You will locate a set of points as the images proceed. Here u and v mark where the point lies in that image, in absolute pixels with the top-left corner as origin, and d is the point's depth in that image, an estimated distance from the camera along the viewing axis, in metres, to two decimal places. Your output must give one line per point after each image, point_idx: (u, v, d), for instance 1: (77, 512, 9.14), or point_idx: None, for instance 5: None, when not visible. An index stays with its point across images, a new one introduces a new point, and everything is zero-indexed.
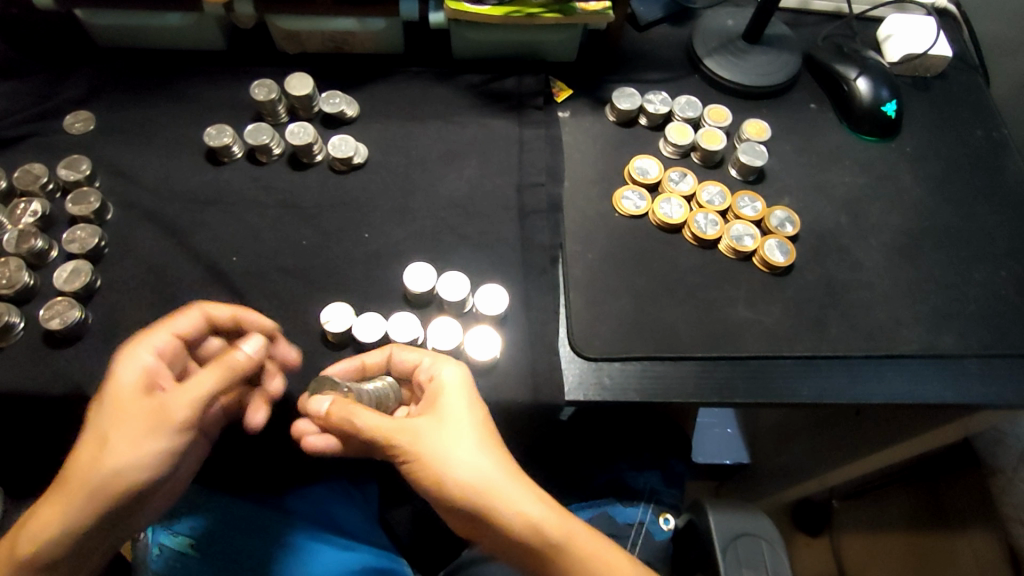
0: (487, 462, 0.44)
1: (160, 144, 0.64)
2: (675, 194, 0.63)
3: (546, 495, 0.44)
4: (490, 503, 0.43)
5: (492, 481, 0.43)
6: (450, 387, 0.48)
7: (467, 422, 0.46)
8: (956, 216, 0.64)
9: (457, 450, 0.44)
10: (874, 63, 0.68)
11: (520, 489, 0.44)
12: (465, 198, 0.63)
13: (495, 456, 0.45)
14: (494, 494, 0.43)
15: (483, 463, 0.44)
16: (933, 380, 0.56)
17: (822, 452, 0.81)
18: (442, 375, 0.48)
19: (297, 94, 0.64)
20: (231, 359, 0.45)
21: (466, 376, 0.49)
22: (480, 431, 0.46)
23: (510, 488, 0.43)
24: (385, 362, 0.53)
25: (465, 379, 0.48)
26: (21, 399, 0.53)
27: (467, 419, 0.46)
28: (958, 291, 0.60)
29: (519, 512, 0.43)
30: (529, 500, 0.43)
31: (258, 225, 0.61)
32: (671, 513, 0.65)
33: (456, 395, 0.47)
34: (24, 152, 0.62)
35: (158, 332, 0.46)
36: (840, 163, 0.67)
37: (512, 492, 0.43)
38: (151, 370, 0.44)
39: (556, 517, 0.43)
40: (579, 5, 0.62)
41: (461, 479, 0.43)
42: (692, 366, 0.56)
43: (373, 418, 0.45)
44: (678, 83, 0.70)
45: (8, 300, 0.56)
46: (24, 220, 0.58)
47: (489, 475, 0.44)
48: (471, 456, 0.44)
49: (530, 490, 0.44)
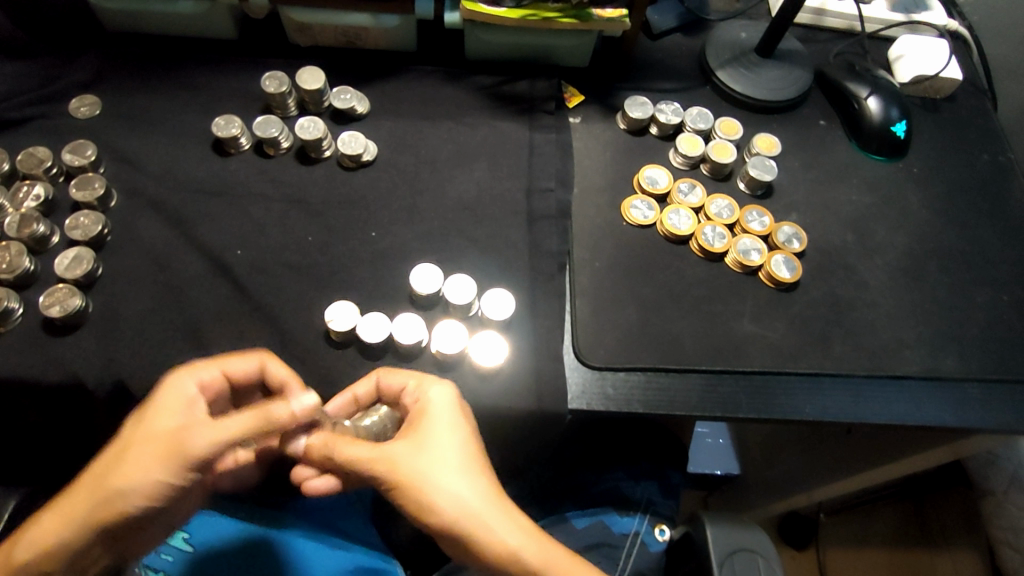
0: (470, 490, 0.45)
1: (167, 132, 0.63)
2: (684, 206, 0.63)
3: (528, 523, 0.45)
4: (474, 532, 0.44)
5: (474, 509, 0.44)
6: (434, 410, 0.47)
7: (451, 447, 0.46)
8: (960, 239, 0.65)
9: (441, 478, 0.45)
10: (885, 82, 0.68)
11: (502, 517, 0.44)
12: (474, 201, 0.62)
13: (479, 482, 0.45)
14: (478, 522, 0.44)
15: (466, 491, 0.45)
16: (933, 402, 0.57)
17: (814, 467, 0.81)
18: (427, 397, 0.48)
19: (308, 88, 0.63)
20: (271, 411, 0.45)
21: (452, 396, 0.48)
22: (465, 456, 0.46)
23: (493, 516, 0.44)
24: (374, 390, 0.52)
25: (450, 399, 0.48)
26: (17, 385, 0.52)
27: (449, 444, 0.46)
28: (960, 315, 0.61)
29: (500, 542, 0.44)
30: (511, 530, 0.44)
31: (264, 218, 0.60)
32: (667, 525, 0.66)
33: (440, 418, 0.47)
34: (28, 134, 0.62)
35: (208, 366, 0.48)
36: (848, 181, 0.67)
37: (495, 520, 0.44)
38: (189, 401, 0.46)
39: (535, 544, 0.44)
40: (595, 12, 0.62)
41: (443, 508, 0.44)
42: (696, 379, 0.56)
43: (357, 448, 0.46)
44: (690, 94, 0.70)
45: (7, 284, 0.55)
46: (27, 204, 0.58)
47: (471, 503, 0.44)
48: (453, 485, 0.45)
49: (513, 517, 0.45)
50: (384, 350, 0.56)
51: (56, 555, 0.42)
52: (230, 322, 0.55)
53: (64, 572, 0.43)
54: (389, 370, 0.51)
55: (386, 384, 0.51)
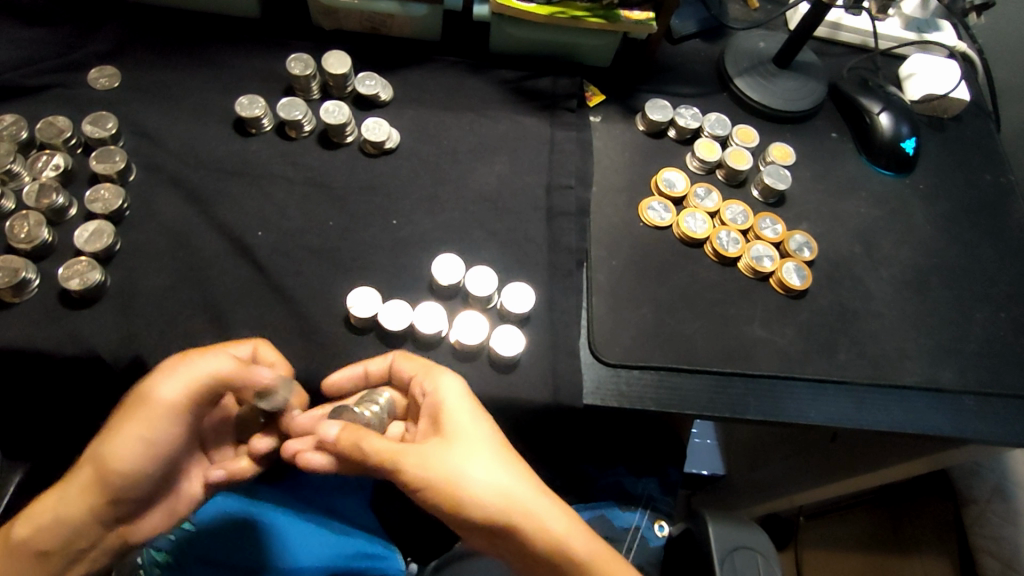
0: (505, 479, 0.44)
1: (188, 108, 0.63)
2: (700, 210, 0.64)
3: (567, 509, 0.45)
4: (515, 517, 0.43)
5: (515, 497, 0.43)
6: (453, 400, 0.47)
7: (479, 437, 0.46)
8: (961, 256, 0.67)
9: (472, 463, 0.44)
10: (895, 99, 0.70)
11: (541, 500, 0.44)
12: (495, 194, 0.63)
13: (511, 470, 0.45)
14: (514, 507, 0.43)
15: (499, 477, 0.44)
16: (930, 413, 0.59)
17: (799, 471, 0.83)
18: (441, 391, 0.48)
19: (333, 72, 0.63)
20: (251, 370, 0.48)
21: (463, 389, 0.48)
22: (492, 444, 0.46)
23: (533, 501, 0.44)
24: (387, 369, 0.52)
25: (466, 391, 0.48)
26: (32, 357, 0.52)
27: (476, 436, 0.46)
28: (960, 329, 0.63)
29: (544, 526, 0.43)
30: (555, 513, 0.44)
31: (286, 201, 0.60)
32: (666, 521, 0.68)
33: (458, 412, 0.47)
34: (47, 103, 0.61)
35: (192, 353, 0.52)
36: (857, 194, 0.68)
37: (533, 505, 0.44)
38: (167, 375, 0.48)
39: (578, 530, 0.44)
40: (624, 13, 0.62)
41: (480, 497, 0.43)
42: (708, 380, 0.57)
43: (379, 440, 0.45)
44: (708, 99, 0.71)
45: (24, 255, 0.54)
46: (46, 173, 0.57)
47: (510, 491, 0.44)
48: (488, 475, 0.44)
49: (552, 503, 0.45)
50: (403, 338, 0.56)
51: (52, 542, 0.44)
52: (249, 303, 0.55)
53: (62, 550, 0.44)
54: (402, 360, 0.51)
55: (399, 368, 0.51)
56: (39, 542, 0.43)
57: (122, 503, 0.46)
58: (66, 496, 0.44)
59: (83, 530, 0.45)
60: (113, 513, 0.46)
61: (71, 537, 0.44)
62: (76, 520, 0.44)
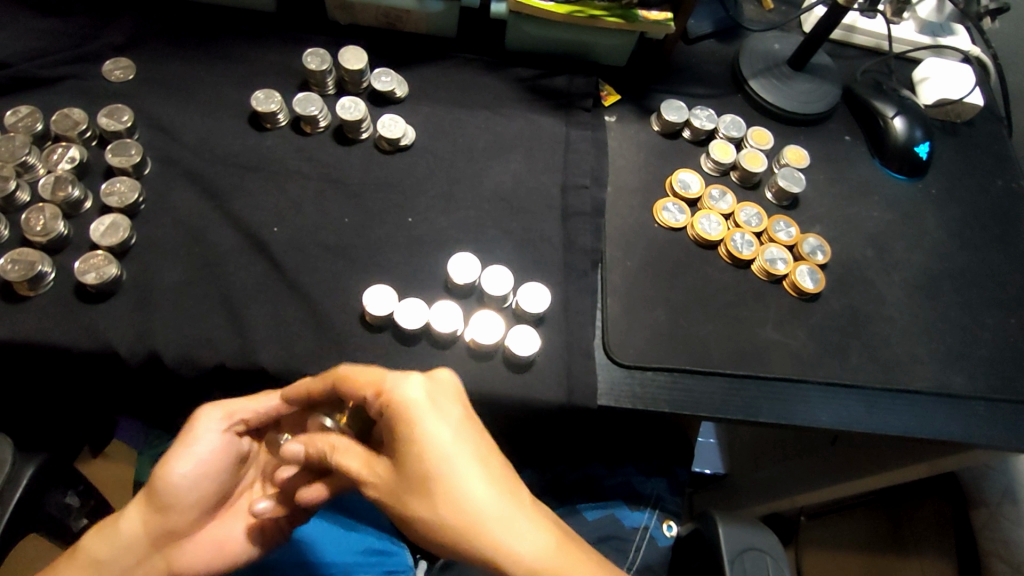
0: (471, 498, 0.39)
1: (203, 102, 0.62)
2: (714, 212, 0.64)
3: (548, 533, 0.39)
4: (478, 545, 0.38)
5: (478, 524, 0.39)
6: (415, 411, 0.41)
7: (445, 449, 0.40)
8: (972, 261, 0.67)
9: (436, 486, 0.40)
10: (909, 103, 0.70)
11: (519, 522, 0.39)
12: (510, 193, 0.63)
13: (478, 487, 0.40)
14: (485, 536, 0.39)
15: (464, 498, 0.39)
16: (941, 417, 0.59)
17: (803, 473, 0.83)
18: (400, 402, 0.42)
19: (350, 68, 0.63)
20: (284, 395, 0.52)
21: (419, 397, 0.42)
22: (460, 453, 0.40)
23: (502, 526, 0.39)
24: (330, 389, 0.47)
25: (431, 393, 0.42)
26: (47, 350, 0.52)
27: (440, 448, 0.40)
28: (971, 335, 0.63)
29: (512, 557, 0.38)
30: (527, 542, 0.38)
31: (301, 197, 0.60)
32: (674, 521, 0.69)
33: (421, 420, 0.41)
34: (62, 95, 0.61)
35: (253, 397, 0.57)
36: (870, 198, 0.68)
37: (504, 532, 0.39)
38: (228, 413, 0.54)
39: (556, 560, 0.38)
40: (641, 13, 0.62)
41: (442, 522, 0.39)
42: (721, 382, 0.57)
43: (350, 458, 0.43)
44: (722, 100, 0.71)
45: (40, 248, 0.54)
46: (62, 166, 0.57)
47: (475, 514, 0.39)
48: (452, 496, 0.39)
49: (530, 523, 0.39)
50: (418, 336, 0.56)
51: (108, 557, 0.48)
52: (265, 299, 0.55)
53: (110, 562, 0.48)
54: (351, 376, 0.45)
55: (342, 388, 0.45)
56: (100, 553, 0.48)
57: (173, 518, 0.50)
58: (124, 517, 0.49)
59: (134, 544, 0.49)
60: (163, 530, 0.50)
61: (122, 550, 0.48)
62: (125, 527, 0.49)
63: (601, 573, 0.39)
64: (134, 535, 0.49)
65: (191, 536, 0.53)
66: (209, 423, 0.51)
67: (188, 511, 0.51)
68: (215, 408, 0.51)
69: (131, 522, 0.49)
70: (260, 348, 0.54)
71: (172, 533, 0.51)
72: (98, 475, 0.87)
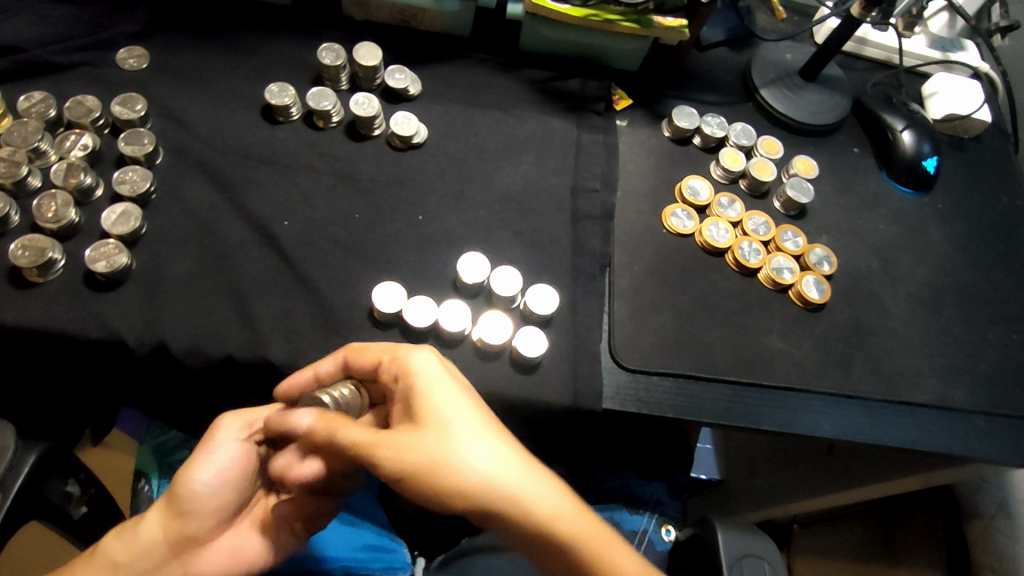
0: (492, 453, 0.40)
1: (216, 93, 0.62)
2: (723, 219, 0.64)
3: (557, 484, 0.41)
4: (503, 495, 0.39)
5: (500, 474, 0.40)
6: (427, 379, 0.44)
7: (461, 410, 0.42)
8: (976, 276, 0.67)
9: (459, 444, 0.40)
10: (918, 117, 0.71)
11: (531, 475, 0.40)
12: (521, 194, 0.63)
13: (500, 443, 0.41)
14: (509, 486, 0.39)
15: (486, 453, 0.40)
16: (940, 430, 0.59)
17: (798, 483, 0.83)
18: (413, 368, 0.44)
19: (364, 64, 0.63)
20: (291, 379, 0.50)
21: (431, 365, 0.45)
22: (475, 414, 0.42)
23: (521, 477, 0.40)
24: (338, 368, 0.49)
25: (441, 363, 0.45)
26: (56, 337, 0.52)
27: (457, 408, 0.42)
28: (973, 349, 0.63)
29: (532, 504, 0.39)
30: (545, 490, 0.40)
31: (312, 192, 0.60)
32: (673, 525, 0.70)
33: (434, 387, 0.43)
34: (75, 82, 0.61)
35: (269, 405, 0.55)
36: (876, 211, 0.69)
37: (523, 483, 0.40)
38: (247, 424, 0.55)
39: (569, 509, 0.40)
40: (656, 19, 0.62)
41: (467, 476, 0.39)
42: (725, 389, 0.58)
43: (355, 429, 0.43)
44: (733, 109, 0.71)
45: (51, 235, 0.54)
46: (74, 153, 0.57)
47: (496, 466, 0.40)
48: (477, 450, 0.40)
49: (543, 478, 0.41)
50: (425, 335, 0.56)
51: (126, 559, 0.48)
52: (274, 292, 0.55)
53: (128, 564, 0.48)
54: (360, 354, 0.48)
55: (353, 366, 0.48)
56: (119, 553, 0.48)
57: (191, 523, 0.50)
58: (144, 521, 0.50)
59: (152, 548, 0.49)
60: (182, 536, 0.50)
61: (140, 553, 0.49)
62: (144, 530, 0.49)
63: (607, 529, 0.41)
64: (153, 539, 0.49)
65: (209, 544, 0.53)
66: (229, 429, 0.52)
67: (206, 518, 0.51)
68: (234, 416, 0.52)
69: (150, 526, 0.49)
70: (268, 340, 0.54)
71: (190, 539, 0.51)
72: (98, 463, 0.87)
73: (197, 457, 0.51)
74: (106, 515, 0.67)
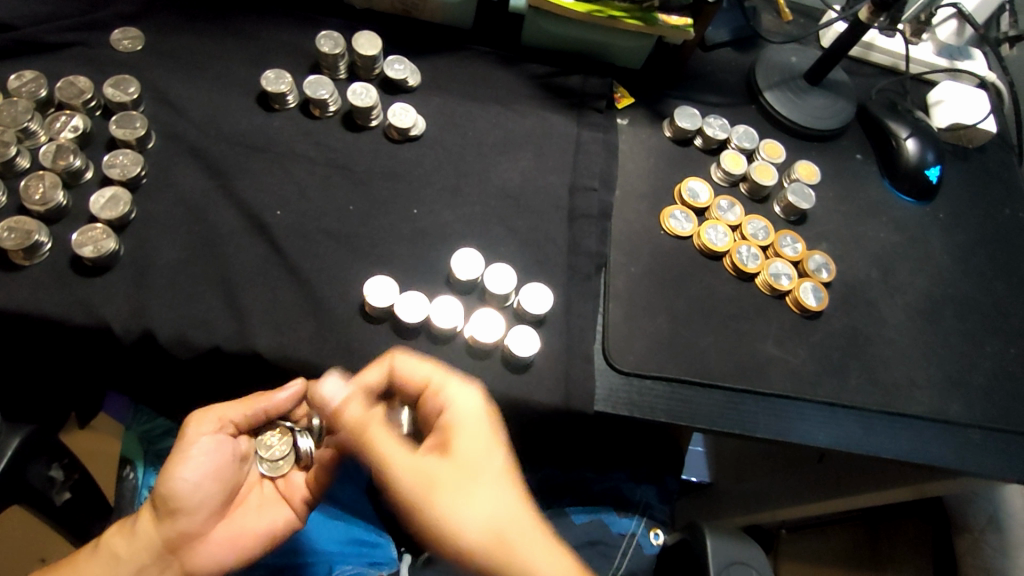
0: (504, 509, 0.43)
1: (211, 78, 0.61)
2: (721, 223, 0.63)
3: (567, 555, 0.42)
4: (506, 556, 0.42)
5: (506, 533, 0.42)
6: (465, 423, 0.45)
7: (486, 461, 0.44)
8: (977, 288, 0.67)
9: (472, 500, 0.43)
10: (923, 125, 0.70)
11: (537, 543, 0.42)
12: (518, 190, 0.62)
13: (515, 501, 0.44)
14: (513, 550, 0.42)
15: (497, 511, 0.43)
16: (935, 443, 0.59)
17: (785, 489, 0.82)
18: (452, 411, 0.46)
19: (363, 53, 0.62)
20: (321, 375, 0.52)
21: (483, 403, 0.47)
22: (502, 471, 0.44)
23: (528, 541, 0.42)
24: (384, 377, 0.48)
25: (482, 407, 0.46)
26: (40, 321, 0.51)
27: (485, 457, 0.44)
28: (970, 362, 0.63)
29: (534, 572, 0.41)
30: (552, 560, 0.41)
31: (306, 181, 0.59)
32: (661, 530, 0.69)
33: (470, 431, 0.45)
34: (68, 62, 0.60)
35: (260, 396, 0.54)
36: (878, 219, 0.68)
37: (527, 546, 0.42)
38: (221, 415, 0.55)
39: None
40: (662, 17, 0.61)
41: (472, 534, 0.42)
42: (719, 395, 0.57)
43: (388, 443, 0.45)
44: (736, 110, 0.70)
45: (37, 217, 0.53)
46: (64, 135, 0.56)
47: (504, 525, 0.42)
48: (490, 509, 0.43)
49: (555, 553, 0.42)
50: (416, 330, 0.55)
51: (125, 554, 0.48)
52: (264, 283, 0.54)
53: (125, 561, 0.48)
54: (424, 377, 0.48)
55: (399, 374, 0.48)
56: (119, 547, 0.49)
57: (181, 519, 0.51)
58: (140, 519, 0.50)
59: (147, 546, 0.49)
60: (174, 531, 0.50)
61: (134, 552, 0.49)
62: (137, 529, 0.49)
63: None
64: (149, 534, 0.49)
65: (206, 535, 0.53)
66: (200, 429, 0.52)
67: (196, 512, 0.52)
68: (201, 417, 0.52)
69: (143, 524, 0.50)
70: (256, 332, 0.53)
71: (185, 532, 0.51)
72: (87, 445, 0.87)
73: (177, 458, 0.51)
74: (89, 503, 0.66)
